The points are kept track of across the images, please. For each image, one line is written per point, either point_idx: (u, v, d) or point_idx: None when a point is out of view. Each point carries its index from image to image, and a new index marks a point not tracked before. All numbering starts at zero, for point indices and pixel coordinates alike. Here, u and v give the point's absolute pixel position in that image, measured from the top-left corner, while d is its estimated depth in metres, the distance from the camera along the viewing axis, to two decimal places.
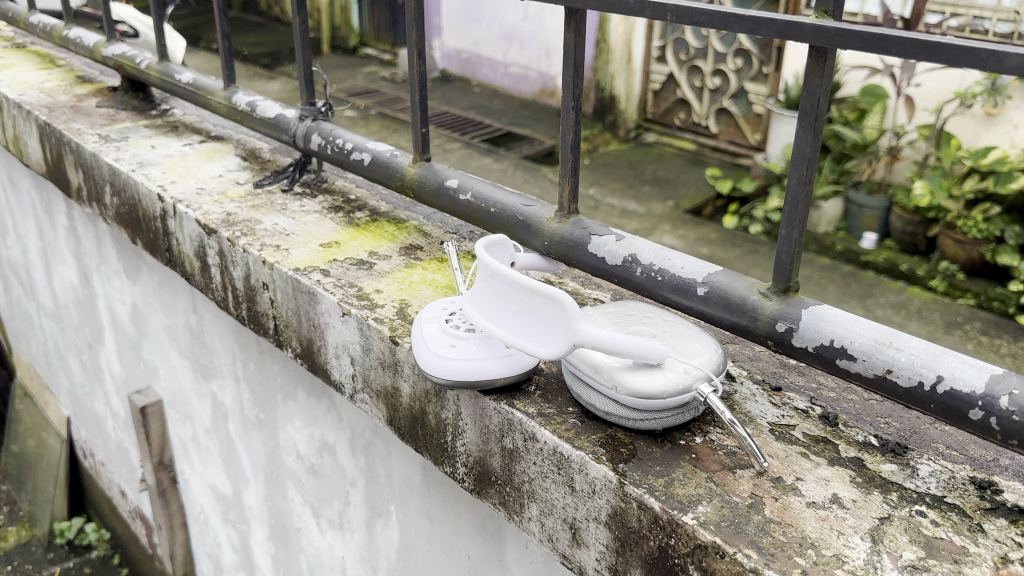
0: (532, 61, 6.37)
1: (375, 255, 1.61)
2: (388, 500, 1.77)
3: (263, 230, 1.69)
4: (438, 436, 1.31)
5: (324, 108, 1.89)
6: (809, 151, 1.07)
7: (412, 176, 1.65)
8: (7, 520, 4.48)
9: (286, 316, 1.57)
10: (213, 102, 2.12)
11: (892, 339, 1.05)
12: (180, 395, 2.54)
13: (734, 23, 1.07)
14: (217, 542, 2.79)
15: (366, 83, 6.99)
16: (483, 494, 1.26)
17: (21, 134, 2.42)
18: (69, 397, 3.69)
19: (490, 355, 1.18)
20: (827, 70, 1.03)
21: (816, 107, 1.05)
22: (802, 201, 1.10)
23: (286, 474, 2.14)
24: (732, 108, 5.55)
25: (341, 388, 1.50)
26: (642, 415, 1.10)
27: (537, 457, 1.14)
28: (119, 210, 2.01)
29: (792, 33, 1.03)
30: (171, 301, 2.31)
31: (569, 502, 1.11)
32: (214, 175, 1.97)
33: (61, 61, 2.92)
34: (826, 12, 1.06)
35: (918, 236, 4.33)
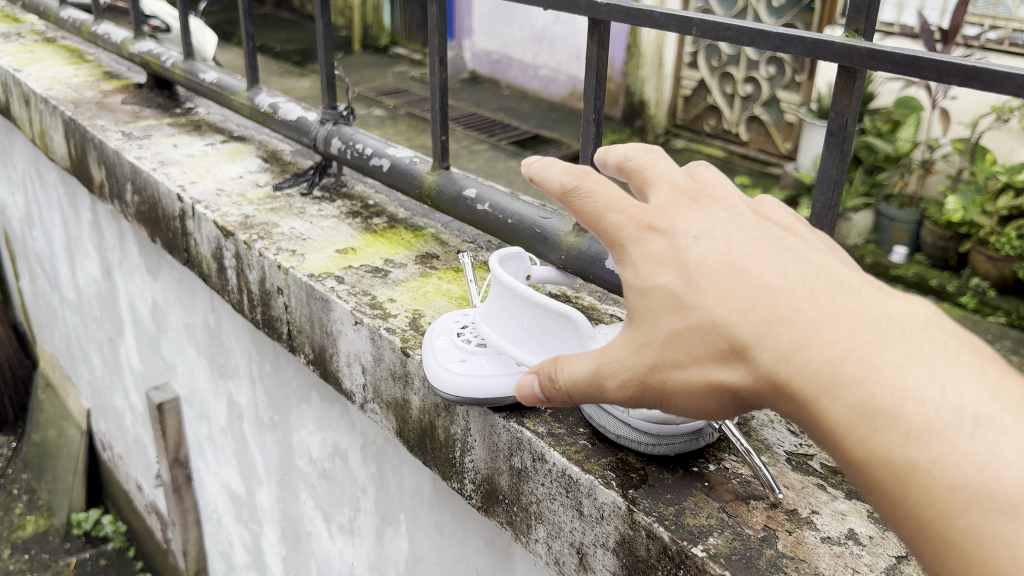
0: (561, 63, 6.35)
1: (391, 263, 1.60)
2: (399, 508, 1.75)
3: (279, 233, 1.68)
4: (447, 451, 1.29)
5: (345, 113, 1.88)
6: (834, 174, 1.03)
7: (431, 184, 1.63)
8: (27, 509, 4.51)
9: (300, 322, 1.56)
10: (236, 103, 2.11)
11: None
12: (197, 393, 2.54)
13: (761, 40, 1.03)
14: (229, 541, 2.79)
15: (395, 82, 7.01)
16: (491, 513, 1.24)
17: (47, 129, 2.43)
18: (90, 389, 3.71)
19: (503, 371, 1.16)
20: (856, 91, 0.99)
21: (843, 130, 1.01)
22: (826, 226, 1.06)
23: (298, 477, 2.13)
24: (764, 116, 5.50)
25: (351, 396, 1.48)
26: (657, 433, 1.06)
27: (545, 478, 1.12)
28: (139, 208, 2.01)
29: (821, 52, 0.98)
30: (191, 300, 2.31)
31: (576, 526, 1.08)
32: (234, 176, 1.96)
33: (90, 56, 2.94)
34: (857, 31, 0.99)
35: (949, 251, 4.25)
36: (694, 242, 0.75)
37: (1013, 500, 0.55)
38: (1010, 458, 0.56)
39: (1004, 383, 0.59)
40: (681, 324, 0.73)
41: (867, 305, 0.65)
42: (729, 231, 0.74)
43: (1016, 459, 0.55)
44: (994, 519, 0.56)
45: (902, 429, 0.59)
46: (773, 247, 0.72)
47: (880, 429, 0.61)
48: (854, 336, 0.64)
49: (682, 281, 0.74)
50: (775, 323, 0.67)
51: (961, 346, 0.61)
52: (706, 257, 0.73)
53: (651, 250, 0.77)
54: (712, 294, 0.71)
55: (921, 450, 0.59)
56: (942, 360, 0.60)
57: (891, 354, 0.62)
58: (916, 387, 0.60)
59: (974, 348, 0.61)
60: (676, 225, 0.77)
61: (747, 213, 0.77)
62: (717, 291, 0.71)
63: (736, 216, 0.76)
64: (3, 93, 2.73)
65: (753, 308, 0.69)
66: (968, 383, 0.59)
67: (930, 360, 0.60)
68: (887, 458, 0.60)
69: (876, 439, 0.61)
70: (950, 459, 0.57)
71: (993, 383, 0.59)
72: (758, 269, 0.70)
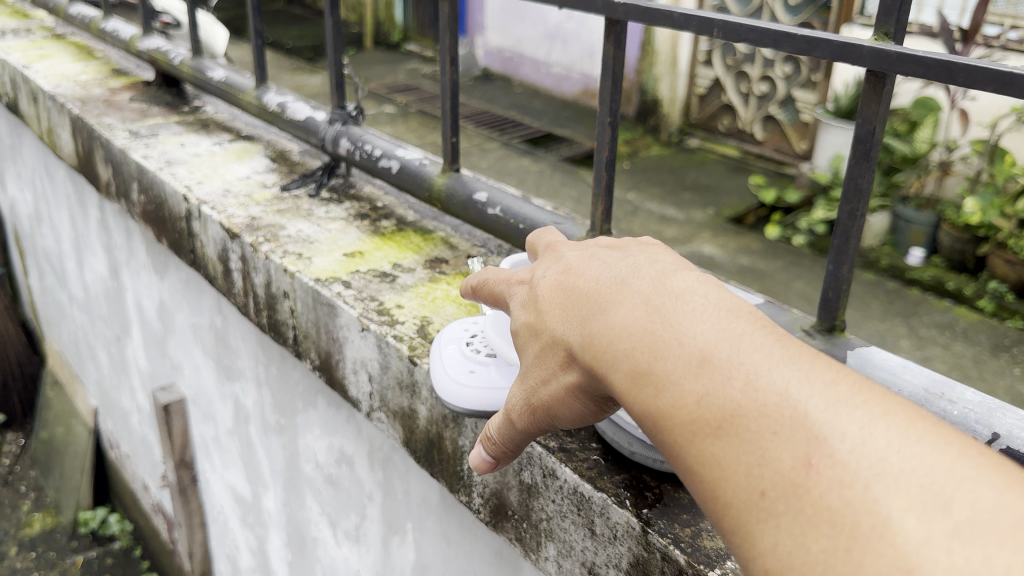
0: (575, 61, 6.31)
1: (399, 267, 1.56)
2: (406, 517, 1.72)
3: (286, 235, 1.64)
4: (455, 463, 1.25)
5: (354, 113, 1.84)
6: (861, 183, 0.98)
7: (440, 187, 1.59)
8: (34, 507, 4.51)
9: (306, 327, 1.52)
10: (244, 102, 2.08)
11: (945, 390, 0.97)
12: (203, 394, 2.51)
13: (785, 42, 0.98)
14: (235, 544, 2.76)
15: (407, 79, 6.97)
16: (499, 528, 1.19)
17: (54, 126, 2.40)
18: (97, 387, 3.69)
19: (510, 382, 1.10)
20: (885, 98, 0.94)
21: (871, 137, 0.96)
22: (853, 236, 1.00)
23: (304, 482, 2.10)
24: (779, 115, 5.44)
25: (357, 404, 1.44)
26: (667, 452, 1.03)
27: (556, 495, 1.07)
28: (145, 208, 1.98)
29: (848, 56, 0.94)
30: (197, 300, 2.28)
31: (588, 546, 1.04)
32: (242, 176, 1.92)
33: (99, 53, 2.91)
34: (887, 35, 0.94)
35: (967, 254, 4.19)
36: (542, 276, 0.84)
37: (723, 425, 0.60)
38: (723, 388, 0.61)
39: (739, 327, 0.65)
40: (529, 341, 0.82)
41: (644, 282, 0.73)
42: (567, 259, 0.84)
43: (729, 388, 0.61)
44: (713, 444, 0.61)
45: (650, 383, 0.66)
46: (596, 258, 0.81)
47: (637, 384, 0.67)
48: (623, 312, 0.71)
49: (528, 312, 0.83)
50: (579, 318, 0.76)
51: (708, 302, 0.67)
52: (544, 285, 0.83)
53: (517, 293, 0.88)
54: (544, 312, 0.81)
55: (664, 399, 0.65)
56: (688, 319, 0.67)
57: (648, 321, 0.69)
58: (661, 343, 0.67)
59: (721, 304, 0.67)
60: (534, 270, 0.88)
61: (592, 242, 0.87)
62: (546, 309, 0.80)
63: (579, 247, 0.86)
64: (11, 89, 2.71)
65: (567, 314, 0.77)
66: (698, 331, 0.65)
67: (678, 318, 0.67)
68: (648, 414, 0.66)
69: (638, 397, 0.67)
70: (683, 402, 0.63)
71: (724, 328, 0.65)
72: (575, 282, 0.79)
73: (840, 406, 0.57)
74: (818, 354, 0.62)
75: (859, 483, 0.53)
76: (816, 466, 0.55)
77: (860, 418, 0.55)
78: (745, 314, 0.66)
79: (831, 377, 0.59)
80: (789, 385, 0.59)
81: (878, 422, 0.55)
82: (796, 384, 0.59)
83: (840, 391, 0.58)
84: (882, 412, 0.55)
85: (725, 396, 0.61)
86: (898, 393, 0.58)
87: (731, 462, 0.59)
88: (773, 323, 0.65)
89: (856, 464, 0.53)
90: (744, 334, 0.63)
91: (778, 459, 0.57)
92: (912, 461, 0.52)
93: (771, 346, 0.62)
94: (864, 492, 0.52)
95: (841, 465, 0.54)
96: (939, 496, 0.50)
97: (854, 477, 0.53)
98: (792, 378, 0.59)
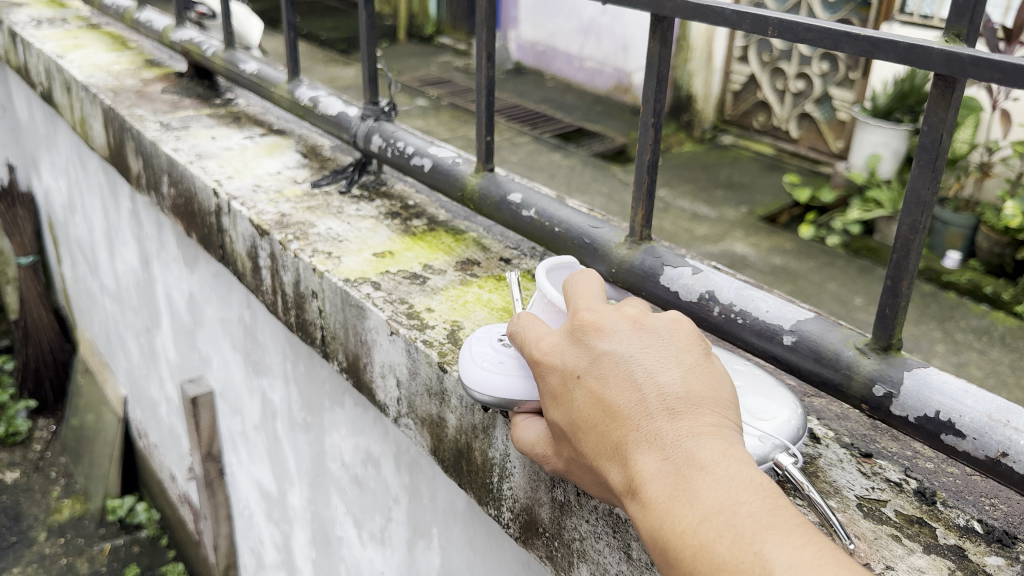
0: (608, 55, 6.24)
1: (430, 268, 1.52)
2: (432, 522, 1.68)
3: (316, 234, 1.61)
4: (484, 475, 1.21)
5: (387, 108, 1.81)
6: (924, 194, 0.92)
7: (473, 187, 1.55)
8: (63, 493, 4.55)
9: (334, 328, 1.49)
10: (276, 96, 2.05)
11: (1010, 417, 0.91)
12: (231, 387, 2.49)
13: (847, 43, 0.93)
14: (260, 539, 2.75)
15: (439, 72, 6.94)
16: (530, 545, 1.16)
17: (87, 116, 2.40)
18: (126, 376, 3.70)
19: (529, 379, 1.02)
20: (954, 104, 0.88)
21: (938, 145, 0.90)
22: (914, 250, 0.95)
23: (329, 481, 2.08)
24: (815, 113, 5.33)
25: (385, 409, 1.41)
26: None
27: (590, 515, 1.03)
28: (175, 201, 1.96)
29: (916, 58, 0.88)
30: (226, 294, 2.27)
31: (623, 570, 1.00)
32: (272, 172, 1.90)
33: (132, 44, 2.90)
34: (957, 36, 0.89)
35: (1006, 258, 4.05)
36: (574, 377, 0.87)
37: None
38: (719, 553, 0.71)
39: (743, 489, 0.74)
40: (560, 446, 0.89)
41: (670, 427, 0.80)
42: (599, 361, 0.86)
43: (719, 551, 0.71)
44: None
45: (660, 533, 0.75)
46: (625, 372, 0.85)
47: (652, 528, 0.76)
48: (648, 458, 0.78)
49: (561, 410, 0.88)
50: (610, 449, 0.82)
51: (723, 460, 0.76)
52: (577, 388, 0.86)
53: (547, 379, 0.90)
54: (577, 421, 0.86)
55: (670, 547, 0.74)
56: (702, 480, 0.75)
57: (670, 475, 0.77)
58: (678, 501, 0.75)
59: (739, 467, 0.75)
60: (564, 357, 0.89)
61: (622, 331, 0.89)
62: (578, 421, 0.86)
63: (612, 339, 0.87)
64: (45, 79, 2.71)
65: (600, 435, 0.83)
66: (711, 497, 0.74)
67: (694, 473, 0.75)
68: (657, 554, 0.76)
69: (649, 536, 0.76)
70: (684, 551, 0.73)
71: (729, 494, 0.74)
72: (608, 402, 0.83)
73: None
74: (802, 523, 0.71)
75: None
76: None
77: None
78: (751, 475, 0.75)
79: (805, 548, 0.69)
80: (774, 561, 0.68)
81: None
82: (779, 561, 0.68)
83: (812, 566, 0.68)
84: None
85: (721, 558, 0.71)
86: (855, 568, 0.68)
87: None
88: (771, 486, 0.75)
89: None
90: (744, 503, 0.73)
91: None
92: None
93: (766, 517, 0.71)
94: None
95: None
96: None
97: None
98: (778, 552, 0.69)
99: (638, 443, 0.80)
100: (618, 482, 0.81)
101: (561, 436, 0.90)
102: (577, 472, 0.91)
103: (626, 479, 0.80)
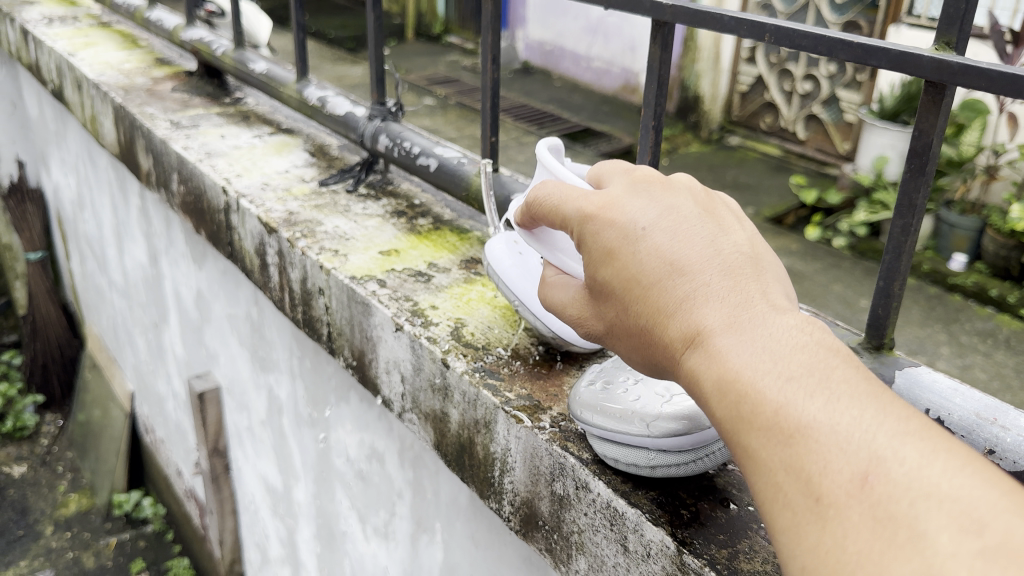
0: (615, 55, 6.26)
1: (434, 267, 1.55)
2: (435, 517, 1.71)
3: (323, 232, 1.64)
4: (486, 469, 1.23)
5: (394, 108, 1.83)
6: (915, 198, 0.94)
7: (478, 187, 1.57)
8: (70, 488, 4.59)
9: (340, 324, 1.52)
10: (285, 95, 2.07)
11: (997, 415, 0.93)
12: (238, 383, 2.52)
13: (841, 50, 0.95)
14: (265, 533, 2.78)
15: (447, 71, 6.97)
16: (530, 538, 1.17)
17: (97, 114, 2.43)
18: (134, 372, 3.74)
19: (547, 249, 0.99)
20: (944, 109, 0.91)
21: (928, 150, 0.92)
22: (904, 253, 0.97)
23: (334, 476, 2.10)
24: (822, 115, 5.34)
25: (389, 404, 1.43)
26: (593, 437, 1.03)
27: (588, 508, 1.05)
28: (184, 199, 1.99)
29: (908, 65, 0.90)
30: (234, 291, 2.30)
31: (620, 562, 1.02)
32: (280, 170, 1.92)
33: (143, 42, 2.94)
34: (948, 44, 0.91)
35: (1011, 261, 4.06)
36: (637, 228, 0.80)
37: (796, 435, 0.62)
38: (805, 405, 0.63)
39: (832, 352, 0.66)
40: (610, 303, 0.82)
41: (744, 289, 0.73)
42: (668, 215, 0.80)
43: (808, 404, 0.63)
44: (781, 451, 0.62)
45: (735, 384, 0.67)
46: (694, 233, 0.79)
47: (726, 381, 0.68)
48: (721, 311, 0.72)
49: (614, 267, 0.80)
50: (675, 303, 0.75)
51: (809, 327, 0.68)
52: (638, 243, 0.79)
53: (600, 235, 0.82)
54: (635, 274, 0.78)
55: (745, 398, 0.66)
56: (786, 335, 0.68)
57: (750, 330, 0.70)
58: (757, 350, 0.68)
59: (824, 337, 0.68)
60: (625, 211, 0.81)
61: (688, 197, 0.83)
62: (638, 276, 0.78)
63: (679, 201, 0.81)
64: (57, 76, 2.74)
65: (663, 289, 0.76)
66: (797, 353, 0.66)
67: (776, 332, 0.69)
68: (725, 410, 0.68)
69: (718, 388, 0.68)
70: (765, 405, 0.65)
71: (815, 351, 0.66)
72: (676, 257, 0.77)
73: (906, 437, 0.58)
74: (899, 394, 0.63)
75: (906, 500, 0.56)
76: (872, 481, 0.57)
77: (919, 448, 0.58)
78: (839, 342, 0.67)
79: (909, 417, 0.60)
80: (870, 418, 0.60)
81: (935, 455, 0.57)
82: (873, 417, 0.60)
83: (912, 430, 0.59)
84: (940, 445, 0.57)
85: (806, 410, 0.62)
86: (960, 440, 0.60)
87: (791, 471, 0.61)
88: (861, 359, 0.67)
89: (909, 485, 0.56)
90: (835, 365, 0.64)
91: (837, 471, 0.59)
92: (958, 491, 0.55)
93: (860, 380, 0.63)
94: (909, 510, 0.55)
95: (895, 485, 0.56)
96: (974, 520, 0.53)
97: (902, 496, 0.56)
98: (874, 410, 0.61)
99: (709, 298, 0.74)
100: (680, 337, 0.74)
101: (609, 299, 0.82)
102: (621, 341, 0.85)
103: (691, 331, 0.73)
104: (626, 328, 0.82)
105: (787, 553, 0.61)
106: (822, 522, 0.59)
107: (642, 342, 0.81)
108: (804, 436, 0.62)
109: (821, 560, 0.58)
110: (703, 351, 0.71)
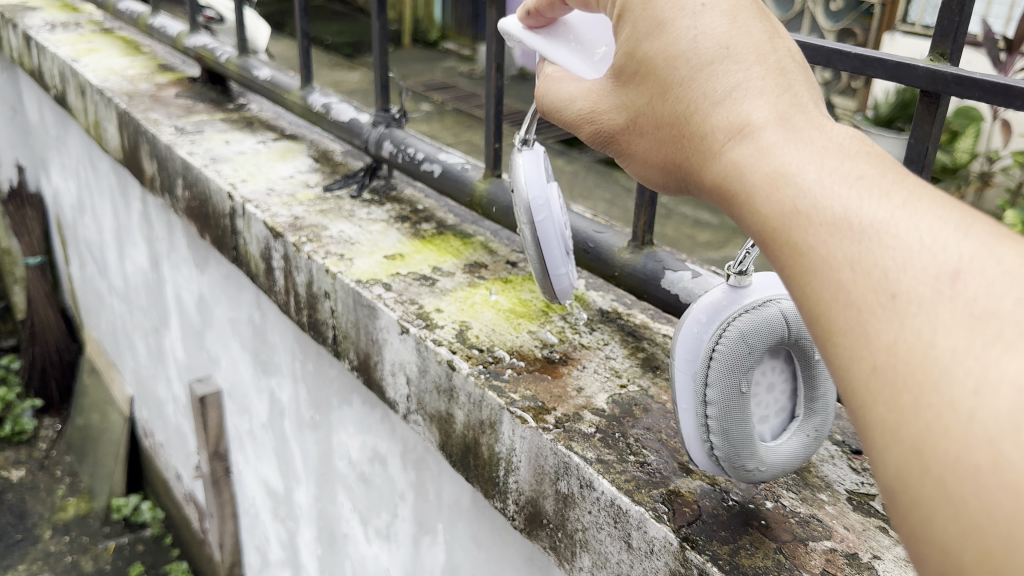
0: None
1: (439, 270, 1.57)
2: (437, 518, 1.73)
3: (328, 236, 1.66)
4: (490, 469, 1.25)
5: (397, 115, 1.86)
6: None
7: (481, 192, 1.60)
8: (68, 492, 4.59)
9: (345, 327, 1.54)
10: (289, 101, 2.10)
11: None
12: (239, 387, 2.54)
13: (839, 60, 0.98)
14: (265, 536, 2.80)
15: (444, 77, 7.00)
16: (535, 536, 1.19)
17: (100, 120, 2.45)
18: (133, 375, 3.75)
19: (582, 60, 0.96)
20: (939, 117, 0.94)
21: (923, 157, 0.96)
22: None
23: (336, 479, 2.12)
24: None
25: (394, 406, 1.46)
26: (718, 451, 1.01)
27: (592, 506, 1.07)
28: (189, 204, 2.01)
29: (903, 75, 0.93)
30: (236, 295, 2.32)
31: (624, 559, 1.04)
32: (285, 176, 1.95)
33: (145, 48, 2.96)
34: (942, 55, 0.94)
35: None
36: (693, 8, 0.74)
37: (867, 233, 0.56)
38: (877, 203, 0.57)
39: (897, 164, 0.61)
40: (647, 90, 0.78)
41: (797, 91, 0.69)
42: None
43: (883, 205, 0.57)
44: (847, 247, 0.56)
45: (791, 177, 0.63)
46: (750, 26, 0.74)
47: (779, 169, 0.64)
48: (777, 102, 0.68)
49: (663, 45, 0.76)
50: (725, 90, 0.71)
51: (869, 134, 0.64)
52: (694, 21, 0.74)
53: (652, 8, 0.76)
54: (687, 55, 0.74)
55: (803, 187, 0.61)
56: (849, 139, 0.64)
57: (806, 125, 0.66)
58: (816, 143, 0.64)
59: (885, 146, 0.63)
60: None
61: None
62: (688, 57, 0.74)
63: None
64: (59, 82, 2.76)
65: (714, 74, 0.72)
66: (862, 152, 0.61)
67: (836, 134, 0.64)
68: (778, 200, 0.62)
69: (771, 179, 0.64)
70: (831, 201, 0.59)
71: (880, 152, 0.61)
72: (731, 43, 0.73)
73: (996, 243, 0.52)
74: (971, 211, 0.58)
75: (1011, 299, 0.49)
76: (964, 279, 0.51)
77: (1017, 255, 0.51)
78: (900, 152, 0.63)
79: (995, 226, 0.54)
80: (956, 223, 0.54)
81: None
82: (959, 223, 0.54)
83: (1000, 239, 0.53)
84: None
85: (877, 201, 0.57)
86: None
87: (859, 265, 0.55)
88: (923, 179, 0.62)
89: (1002, 287, 0.50)
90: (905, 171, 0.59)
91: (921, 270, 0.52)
92: None
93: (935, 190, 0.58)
94: (1014, 308, 0.48)
95: (989, 282, 0.50)
96: None
97: (1004, 295, 0.49)
98: (955, 214, 0.55)
99: (763, 88, 0.70)
100: (724, 126, 0.70)
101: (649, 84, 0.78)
102: (645, 135, 0.82)
103: (739, 121, 0.69)
104: (657, 120, 0.78)
105: (850, 357, 0.54)
106: (899, 318, 0.52)
107: (670, 135, 0.77)
108: (878, 232, 0.56)
109: (899, 358, 0.51)
110: (752, 139, 0.67)
